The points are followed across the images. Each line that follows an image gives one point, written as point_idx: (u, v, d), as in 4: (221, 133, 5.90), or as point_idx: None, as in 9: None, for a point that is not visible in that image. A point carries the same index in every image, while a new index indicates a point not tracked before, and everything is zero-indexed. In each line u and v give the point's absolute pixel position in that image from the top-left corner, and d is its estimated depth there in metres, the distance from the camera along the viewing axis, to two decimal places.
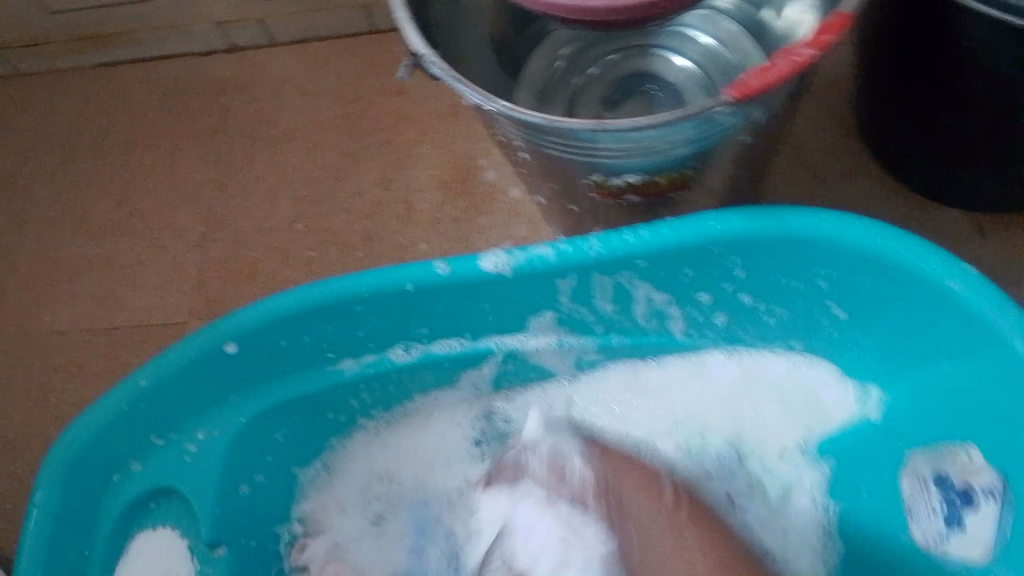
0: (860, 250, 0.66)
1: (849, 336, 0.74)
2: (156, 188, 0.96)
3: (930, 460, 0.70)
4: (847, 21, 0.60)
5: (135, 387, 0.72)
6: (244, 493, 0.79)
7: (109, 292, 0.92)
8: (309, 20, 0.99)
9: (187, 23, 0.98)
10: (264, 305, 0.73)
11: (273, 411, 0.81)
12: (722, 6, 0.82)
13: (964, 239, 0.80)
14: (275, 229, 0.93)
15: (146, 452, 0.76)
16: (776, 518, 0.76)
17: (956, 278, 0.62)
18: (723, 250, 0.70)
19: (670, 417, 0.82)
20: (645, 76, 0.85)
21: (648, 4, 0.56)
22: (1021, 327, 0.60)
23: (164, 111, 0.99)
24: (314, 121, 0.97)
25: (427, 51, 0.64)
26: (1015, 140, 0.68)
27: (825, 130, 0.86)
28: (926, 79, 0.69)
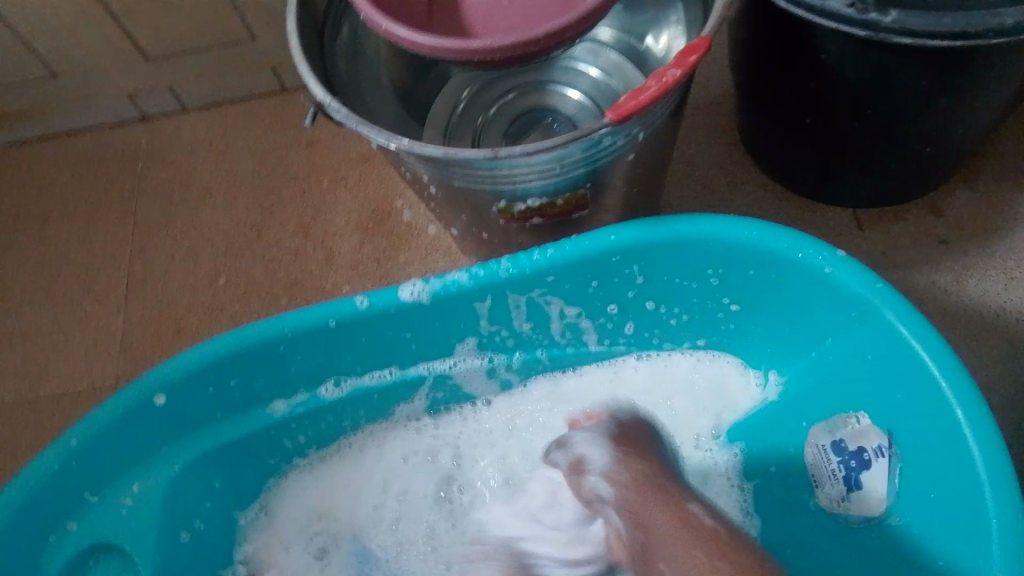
0: (738, 244, 0.64)
1: (747, 327, 0.72)
2: (76, 258, 0.97)
3: (827, 429, 0.67)
4: (710, 43, 0.57)
5: (67, 447, 0.64)
6: (185, 541, 0.70)
7: (34, 365, 0.91)
8: (223, 82, 1.03)
9: (98, 95, 1.02)
10: (188, 354, 0.67)
11: (207, 462, 0.72)
12: (604, 38, 0.80)
13: (844, 232, 0.84)
14: (197, 285, 0.93)
15: (78, 513, 0.67)
16: None
17: (828, 263, 0.62)
18: (624, 260, 0.67)
19: None
20: (542, 109, 0.82)
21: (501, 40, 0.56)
22: (891, 298, 0.59)
23: (81, 183, 1.02)
24: (230, 179, 0.99)
25: (324, 94, 0.60)
26: (891, 105, 0.70)
27: (708, 146, 0.90)
28: (799, 60, 0.70)
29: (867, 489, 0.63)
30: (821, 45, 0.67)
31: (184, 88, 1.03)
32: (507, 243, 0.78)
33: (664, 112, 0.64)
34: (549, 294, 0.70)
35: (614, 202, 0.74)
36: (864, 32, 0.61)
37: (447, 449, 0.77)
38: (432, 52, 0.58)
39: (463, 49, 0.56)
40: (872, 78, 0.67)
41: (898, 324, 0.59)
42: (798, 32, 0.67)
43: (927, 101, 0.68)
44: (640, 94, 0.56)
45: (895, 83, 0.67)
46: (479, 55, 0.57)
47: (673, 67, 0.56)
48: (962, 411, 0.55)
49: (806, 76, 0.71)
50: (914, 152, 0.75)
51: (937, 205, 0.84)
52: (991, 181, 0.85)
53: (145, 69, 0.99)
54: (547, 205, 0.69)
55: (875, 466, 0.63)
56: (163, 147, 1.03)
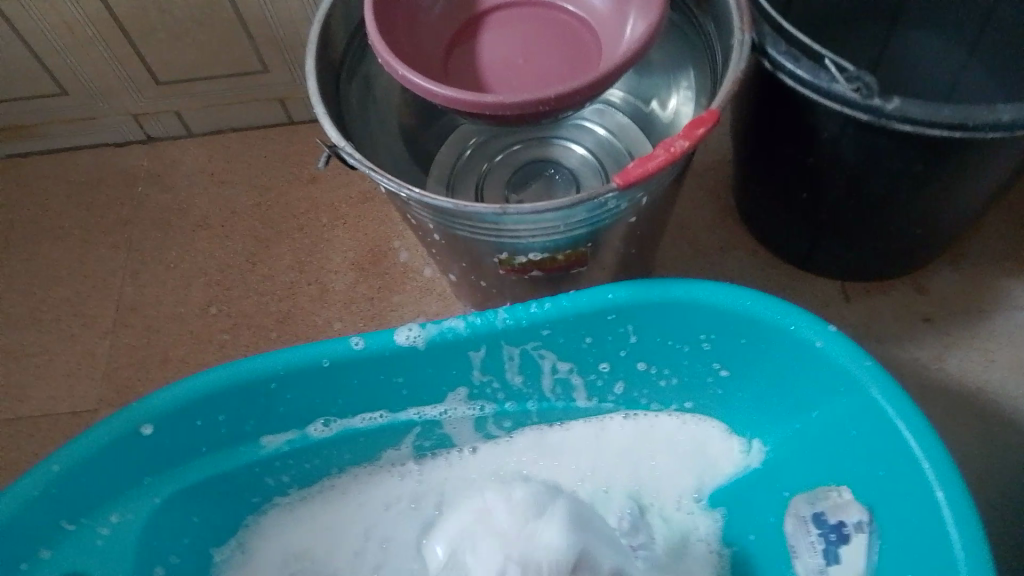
0: (731, 312, 0.65)
1: (733, 392, 0.73)
2: (67, 277, 0.97)
3: (809, 501, 0.67)
4: (718, 117, 0.58)
5: (49, 472, 0.63)
6: (161, 575, 0.71)
7: (15, 383, 0.90)
8: (229, 112, 1.04)
9: (104, 115, 1.02)
10: (179, 386, 0.66)
11: (188, 495, 0.72)
12: (613, 98, 0.82)
13: (832, 302, 0.86)
14: (188, 313, 0.93)
15: (53, 539, 0.66)
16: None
17: (818, 336, 0.63)
18: (619, 319, 0.68)
19: (574, 478, 0.76)
20: (546, 162, 0.83)
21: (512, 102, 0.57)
22: (879, 376, 0.61)
23: (78, 202, 1.02)
24: (229, 209, 1.00)
25: (339, 138, 0.61)
26: (886, 185, 0.72)
27: (704, 208, 0.92)
28: (799, 135, 0.72)
29: (845, 563, 0.63)
30: (821, 123, 0.69)
31: (191, 114, 1.04)
32: (503, 293, 0.78)
33: (668, 178, 0.66)
34: (543, 347, 0.70)
35: (611, 260, 0.75)
36: (866, 115, 0.63)
37: (429, 496, 0.77)
38: (446, 105, 0.59)
39: (473, 103, 0.58)
40: (869, 158, 0.69)
41: (884, 402, 0.60)
42: (801, 109, 0.69)
43: (920, 183, 0.70)
44: (647, 163, 0.58)
45: (891, 165, 0.69)
46: (489, 110, 0.58)
47: (681, 139, 0.57)
48: (942, 492, 0.56)
49: (804, 151, 0.73)
50: (905, 231, 0.77)
51: (923, 282, 0.86)
52: (976, 263, 0.87)
53: (154, 93, 1.00)
54: (546, 260, 0.70)
55: (855, 540, 0.63)
56: (164, 171, 1.04)
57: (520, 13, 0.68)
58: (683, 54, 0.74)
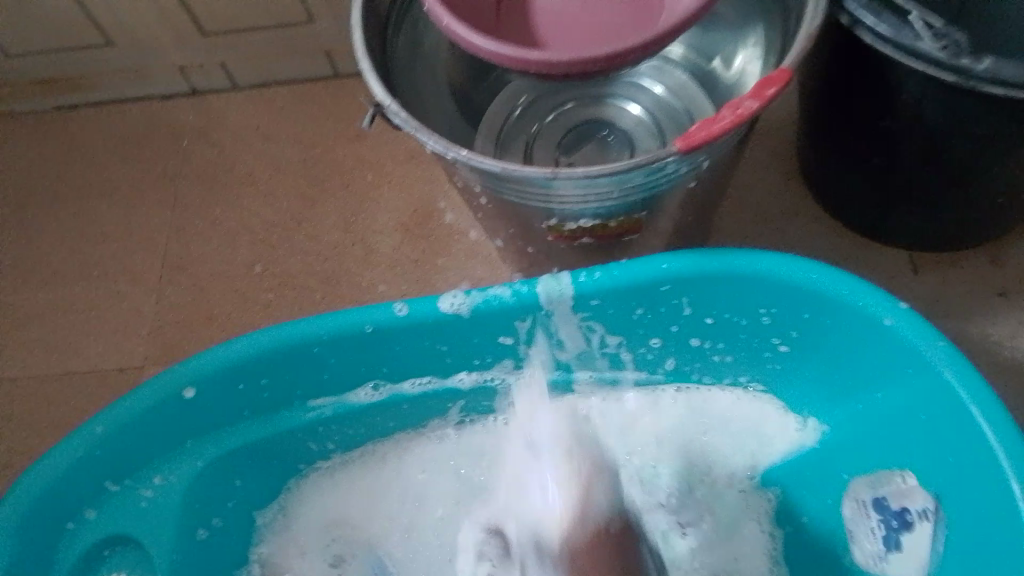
0: (795, 286, 0.61)
1: (792, 369, 0.69)
2: (114, 233, 0.96)
3: (869, 484, 0.65)
4: (790, 76, 0.54)
5: (92, 434, 0.63)
6: (201, 539, 0.70)
7: (64, 338, 0.91)
8: (276, 65, 1.02)
9: (151, 68, 1.01)
10: (221, 350, 0.65)
11: (230, 459, 0.71)
12: (673, 56, 0.78)
13: (900, 274, 0.81)
14: (233, 271, 0.92)
15: (98, 500, 0.66)
16: (731, 558, 0.68)
17: (888, 313, 0.59)
18: (674, 291, 0.64)
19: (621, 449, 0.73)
20: (599, 123, 0.79)
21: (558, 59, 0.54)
22: (952, 357, 0.56)
23: (125, 156, 1.01)
24: (274, 165, 0.98)
25: (384, 96, 0.58)
26: (967, 151, 0.67)
27: (765, 172, 0.88)
28: (871, 92, 0.67)
29: (906, 551, 0.61)
30: (899, 81, 0.64)
31: (235, 67, 1.01)
32: (552, 259, 0.75)
33: (732, 141, 0.61)
34: (591, 318, 0.68)
35: (667, 227, 0.71)
36: (953, 77, 0.58)
37: (468, 463, 0.75)
38: (489, 58, 0.56)
39: (518, 60, 0.54)
40: (951, 120, 0.64)
41: (957, 385, 0.56)
42: (877, 67, 0.64)
43: (1005, 150, 0.65)
44: (711, 126, 0.54)
45: (974, 130, 0.64)
46: (534, 68, 0.55)
47: (750, 100, 0.54)
48: (1018, 486, 0.52)
49: (878, 113, 0.68)
50: (984, 200, 0.72)
51: (999, 254, 0.81)
52: None
53: (200, 45, 0.98)
54: (597, 227, 0.67)
55: (918, 528, 0.60)
56: (210, 125, 1.02)
57: None
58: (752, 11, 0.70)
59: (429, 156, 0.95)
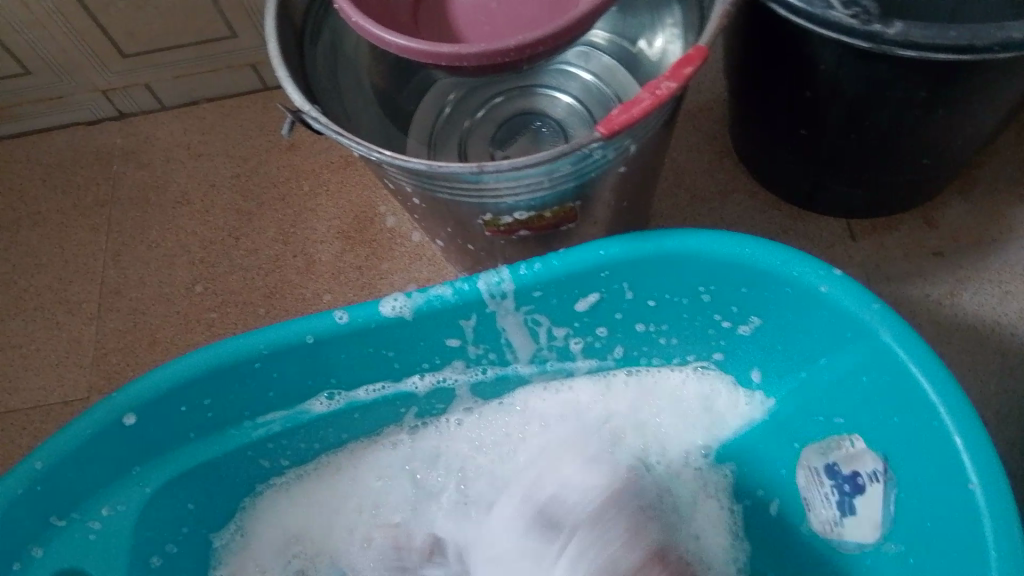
0: (731, 262, 0.62)
1: (737, 346, 0.69)
2: (47, 264, 0.94)
3: (821, 452, 0.65)
4: (707, 53, 0.55)
5: (32, 470, 0.61)
6: (156, 567, 0.68)
7: (2, 375, 0.88)
8: (201, 81, 1.00)
9: (72, 93, 0.99)
10: (160, 373, 0.64)
11: (181, 483, 0.70)
12: (596, 40, 0.78)
13: (838, 243, 0.82)
14: (173, 294, 0.90)
15: (44, 538, 0.64)
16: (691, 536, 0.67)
17: (823, 281, 0.60)
18: (614, 277, 0.65)
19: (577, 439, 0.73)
20: (531, 114, 0.79)
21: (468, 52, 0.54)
22: (888, 320, 0.57)
23: (52, 186, 0.99)
24: (208, 183, 0.96)
25: (303, 102, 0.57)
26: (888, 117, 0.68)
27: (699, 153, 0.88)
28: (792, 64, 0.68)
29: (859, 515, 0.62)
30: (816, 53, 0.65)
31: (159, 86, 0.99)
32: (493, 255, 0.75)
33: (656, 124, 0.62)
34: (536, 312, 0.68)
35: (603, 214, 0.72)
36: (866, 43, 0.59)
37: (424, 467, 0.74)
38: (400, 54, 0.56)
39: (429, 53, 0.54)
40: (868, 89, 0.65)
41: (895, 346, 0.57)
42: (794, 40, 0.65)
43: (925, 112, 0.66)
44: (631, 108, 0.55)
45: (893, 94, 0.65)
46: (445, 62, 0.54)
47: (668, 80, 0.54)
48: (961, 439, 0.53)
49: (801, 85, 0.69)
50: (909, 163, 0.74)
51: (932, 216, 0.82)
52: (988, 192, 0.83)
53: (121, 67, 0.96)
54: (534, 218, 0.67)
55: (870, 491, 0.61)
56: (140, 148, 1.00)
57: None
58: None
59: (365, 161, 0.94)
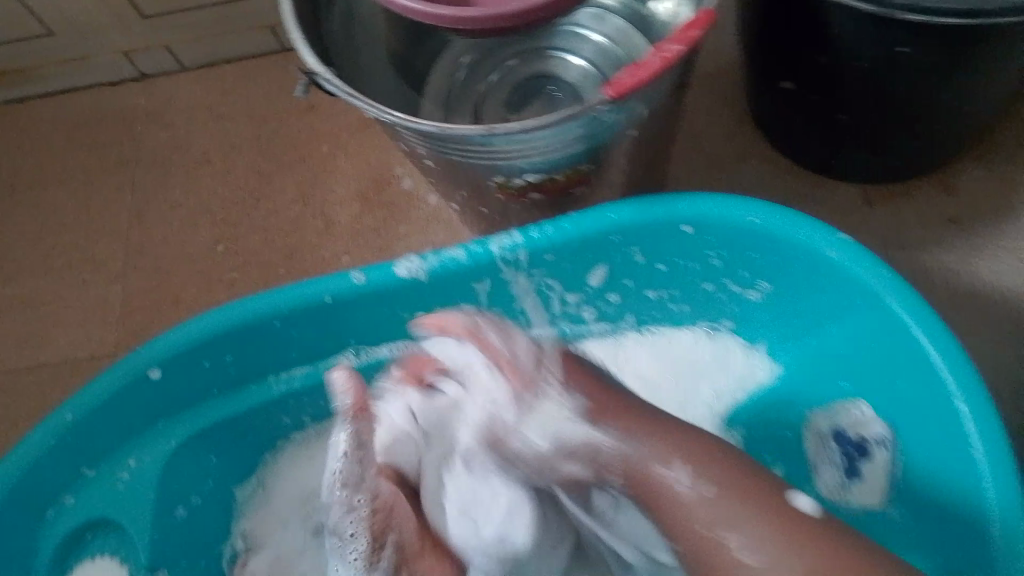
0: (738, 229, 0.62)
1: (746, 311, 0.70)
2: (73, 223, 0.96)
3: (827, 417, 0.66)
4: (713, 18, 0.57)
5: (62, 422, 0.64)
6: (182, 517, 0.70)
7: (32, 332, 0.91)
8: (222, 43, 1.01)
9: (94, 54, 1.00)
10: (182, 330, 0.66)
11: (206, 435, 0.72)
12: (610, 3, 0.78)
13: (852, 207, 0.82)
14: (195, 253, 0.93)
15: (75, 486, 0.67)
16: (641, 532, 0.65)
17: (830, 246, 0.60)
18: (626, 242, 0.65)
19: None
20: (544, 77, 0.79)
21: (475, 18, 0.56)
22: (895, 287, 0.58)
23: (76, 146, 1.01)
24: (228, 144, 0.98)
25: (317, 65, 0.59)
26: (903, 80, 0.68)
27: (716, 116, 0.88)
28: (807, 28, 0.68)
29: (867, 480, 0.63)
30: (833, 19, 0.65)
31: (180, 47, 1.01)
32: (507, 219, 0.76)
33: (667, 87, 0.62)
34: (550, 275, 0.68)
35: (617, 178, 0.72)
36: (871, 6, 0.60)
37: None
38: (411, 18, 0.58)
39: (430, 14, 0.56)
40: (883, 53, 0.65)
41: (901, 312, 0.57)
42: (809, 5, 0.65)
43: (940, 75, 0.66)
44: (641, 70, 0.56)
45: (906, 60, 0.65)
46: (445, 24, 0.57)
47: (675, 43, 0.56)
48: (964, 405, 0.53)
49: (815, 49, 0.69)
50: (924, 127, 0.74)
51: (948, 181, 0.82)
52: (1006, 157, 0.82)
53: (143, 29, 0.97)
54: (546, 182, 0.67)
55: (876, 454, 0.62)
56: (161, 109, 1.02)
57: None
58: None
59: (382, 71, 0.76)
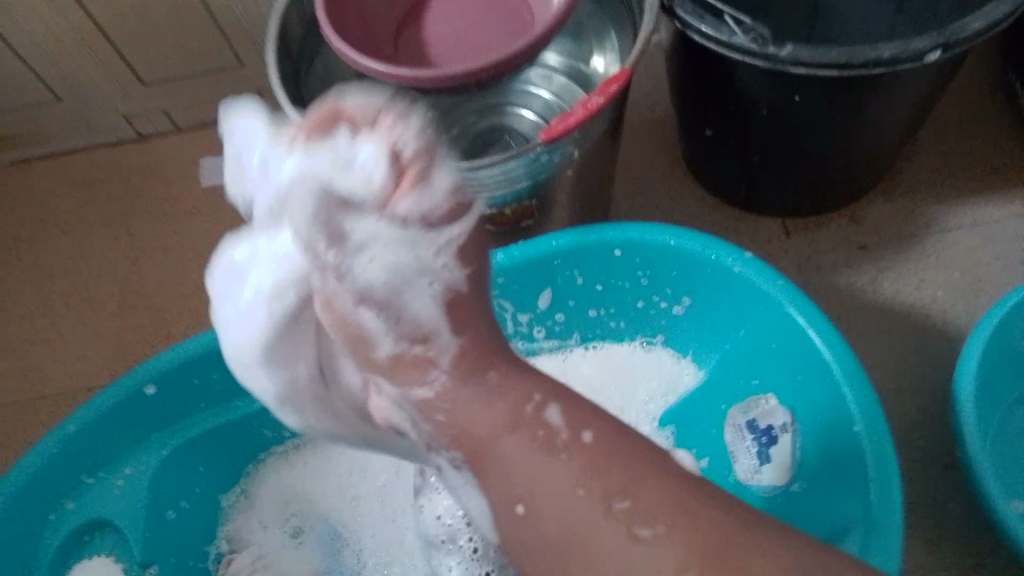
0: (660, 250, 0.72)
1: (675, 325, 0.79)
2: (74, 269, 1.05)
3: (743, 410, 0.74)
4: (629, 74, 0.68)
5: (66, 433, 0.72)
6: (172, 519, 0.78)
7: (33, 367, 0.99)
8: (213, 106, 1.12)
9: (97, 118, 1.11)
10: (178, 348, 0.75)
11: (195, 446, 0.80)
12: (554, 63, 0.89)
13: (774, 238, 0.93)
14: (187, 292, 1.01)
15: (76, 492, 0.75)
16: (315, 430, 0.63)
17: (736, 261, 0.70)
18: (565, 264, 0.75)
19: None
20: (500, 129, 0.89)
21: (429, 79, 0.68)
22: (790, 293, 0.67)
23: (77, 200, 1.10)
24: (218, 195, 1.08)
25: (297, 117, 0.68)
26: (801, 124, 0.79)
27: (654, 162, 0.99)
28: (719, 81, 0.79)
29: (775, 461, 0.70)
30: (738, 74, 0.76)
31: (175, 111, 1.11)
32: None
33: (598, 132, 0.73)
34: (501, 296, 0.77)
35: (561, 213, 0.82)
36: (763, 63, 0.70)
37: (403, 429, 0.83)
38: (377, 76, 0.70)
39: (391, 74, 0.68)
40: (781, 101, 0.77)
41: (796, 314, 0.67)
42: (717, 61, 0.77)
43: (830, 119, 0.78)
44: (568, 118, 0.67)
45: (801, 106, 0.76)
46: (405, 83, 0.68)
47: (597, 96, 0.67)
48: (848, 389, 0.62)
49: (727, 99, 0.81)
50: (828, 166, 0.85)
51: (857, 213, 0.93)
52: (907, 193, 0.93)
53: (142, 94, 1.08)
54: (496, 215, 0.77)
55: (781, 440, 0.70)
56: (156, 165, 1.12)
57: None
58: (603, 18, 0.84)
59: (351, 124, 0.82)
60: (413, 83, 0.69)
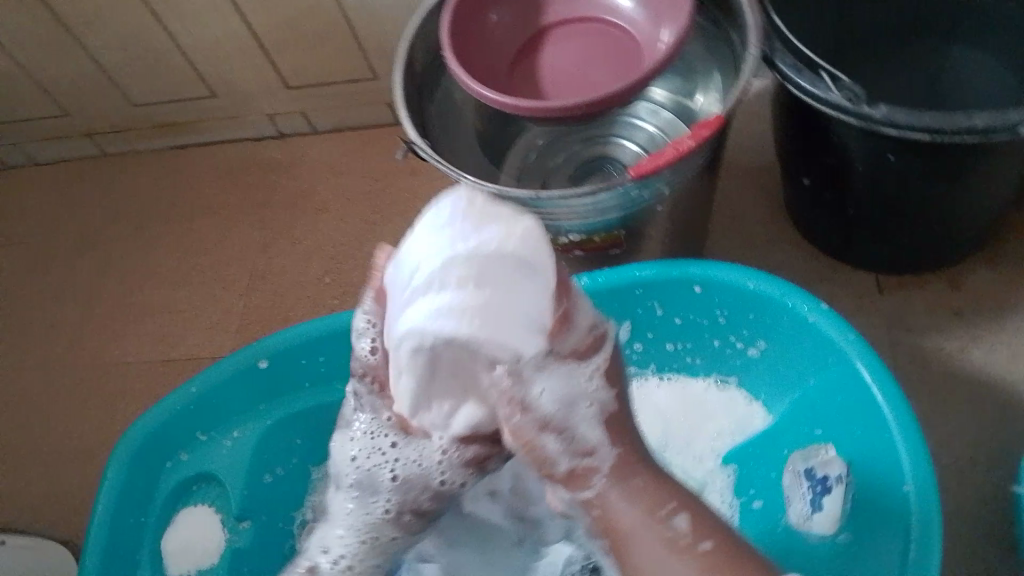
0: (739, 292, 0.75)
1: (751, 365, 0.82)
2: (211, 249, 1.17)
3: (803, 457, 0.74)
4: (723, 121, 0.71)
5: (189, 392, 0.82)
6: (268, 483, 0.86)
7: (168, 332, 1.11)
8: (349, 114, 1.21)
9: (247, 115, 1.23)
10: (292, 331, 0.84)
11: (296, 422, 0.88)
12: (660, 99, 0.93)
13: (866, 293, 0.94)
14: (307, 281, 1.11)
15: (190, 446, 0.85)
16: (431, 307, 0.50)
17: (811, 310, 0.72)
18: (647, 294, 0.79)
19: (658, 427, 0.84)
20: (603, 159, 0.94)
21: (533, 111, 0.73)
22: (859, 348, 0.69)
23: (221, 188, 1.23)
24: (345, 196, 1.17)
25: (414, 136, 0.76)
26: (896, 184, 0.80)
27: (755, 205, 1.01)
28: (818, 134, 0.82)
29: (826, 510, 0.70)
30: (836, 131, 0.78)
31: (315, 115, 1.22)
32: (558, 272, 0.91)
33: (691, 170, 0.76)
34: None
35: (650, 248, 0.87)
36: (858, 122, 0.72)
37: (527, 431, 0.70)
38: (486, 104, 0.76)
39: (497, 101, 0.74)
40: (876, 160, 0.78)
41: (863, 369, 0.68)
42: (816, 116, 0.79)
43: (925, 182, 0.78)
44: (658, 158, 0.71)
45: (896, 167, 0.78)
46: (509, 110, 0.74)
47: (688, 139, 0.71)
48: (904, 447, 0.64)
49: (825, 152, 0.83)
50: (924, 227, 0.85)
51: (957, 278, 0.92)
52: (1012, 264, 0.92)
53: (287, 97, 1.19)
54: (586, 242, 0.82)
55: (835, 491, 0.69)
56: (293, 163, 1.23)
57: (579, 30, 0.85)
58: (710, 59, 0.87)
59: (469, 148, 0.89)
60: (519, 113, 0.75)
